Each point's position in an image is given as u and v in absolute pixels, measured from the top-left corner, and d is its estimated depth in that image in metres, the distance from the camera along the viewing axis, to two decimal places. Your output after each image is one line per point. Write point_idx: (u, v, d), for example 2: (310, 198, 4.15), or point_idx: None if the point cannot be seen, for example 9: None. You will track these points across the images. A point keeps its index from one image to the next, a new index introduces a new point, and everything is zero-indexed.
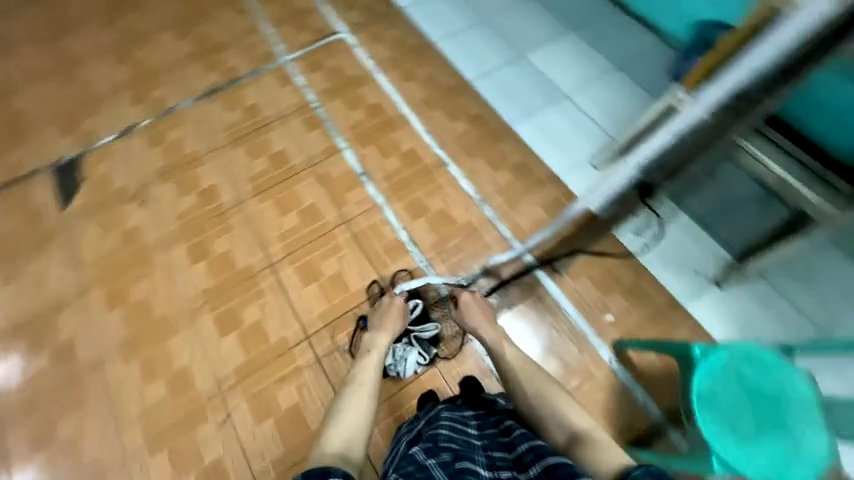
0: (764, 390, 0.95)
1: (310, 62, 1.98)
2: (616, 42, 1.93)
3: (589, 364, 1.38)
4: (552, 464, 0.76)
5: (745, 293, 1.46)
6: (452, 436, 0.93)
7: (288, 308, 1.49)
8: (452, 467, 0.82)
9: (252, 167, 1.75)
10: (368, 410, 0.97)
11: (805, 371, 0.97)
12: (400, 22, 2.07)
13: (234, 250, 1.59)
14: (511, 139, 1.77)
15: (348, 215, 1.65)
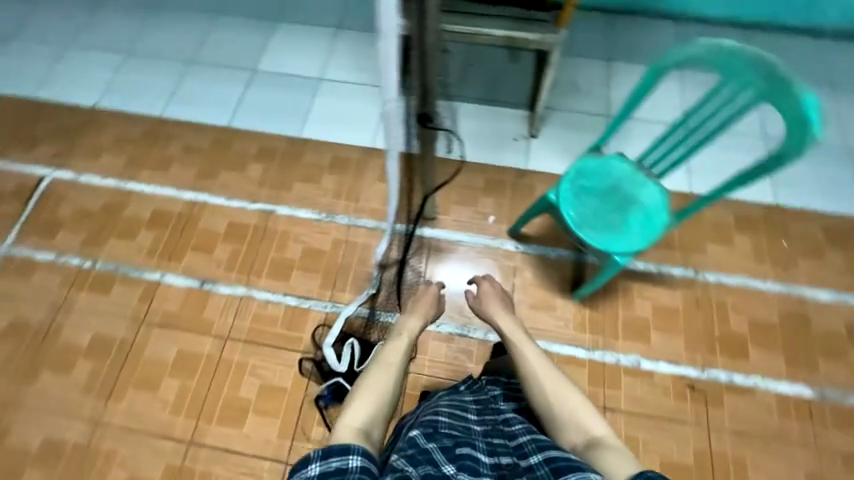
0: (601, 189, 1.16)
1: (47, 220, 1.58)
2: (321, 8, 1.94)
3: (517, 281, 1.48)
4: (556, 460, 0.79)
5: (551, 128, 1.73)
6: (452, 422, 0.94)
7: (252, 449, 1.28)
8: (453, 454, 0.83)
9: (89, 368, 1.38)
10: (387, 393, 0.97)
11: (620, 155, 1.20)
12: (127, 115, 1.76)
13: (143, 460, 1.27)
14: (321, 151, 1.69)
15: (223, 331, 1.42)
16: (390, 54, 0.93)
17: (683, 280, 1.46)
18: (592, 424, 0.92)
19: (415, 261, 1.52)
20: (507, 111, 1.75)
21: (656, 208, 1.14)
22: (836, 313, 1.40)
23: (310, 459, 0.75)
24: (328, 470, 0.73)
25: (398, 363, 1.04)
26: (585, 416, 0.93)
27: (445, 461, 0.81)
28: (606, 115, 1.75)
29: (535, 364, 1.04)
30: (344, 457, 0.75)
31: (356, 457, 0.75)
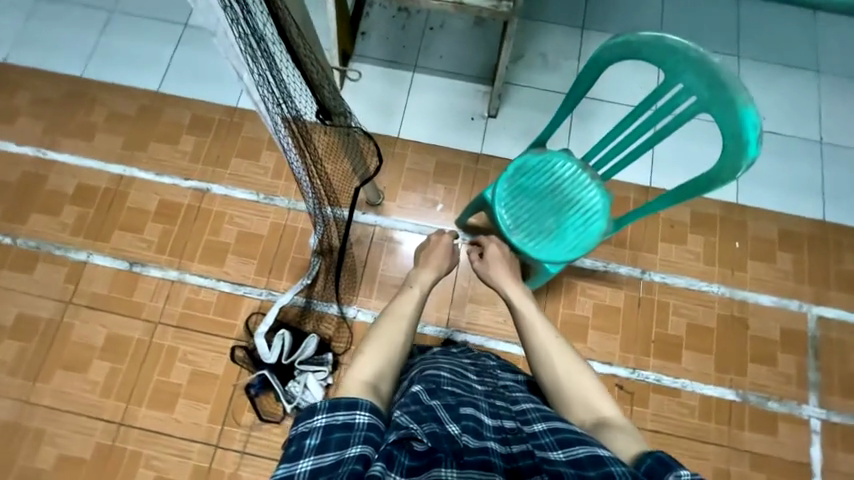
0: (540, 188, 1.10)
1: None
2: None
3: (460, 273, 1.44)
4: (562, 432, 0.70)
5: (512, 106, 1.59)
6: (452, 380, 0.84)
7: (183, 431, 1.28)
8: (456, 413, 0.72)
9: (13, 348, 1.35)
10: (396, 348, 0.89)
11: (566, 152, 1.10)
12: (46, 73, 1.59)
13: (73, 436, 1.28)
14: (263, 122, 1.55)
15: (153, 315, 1.38)
16: (232, 50, 0.81)
17: (628, 277, 1.43)
18: (600, 403, 0.79)
19: (356, 249, 1.45)
20: (466, 86, 1.61)
21: (597, 213, 1.08)
22: (774, 319, 1.40)
23: (312, 411, 0.68)
24: (333, 424, 0.67)
25: (409, 318, 0.97)
26: (589, 394, 0.81)
27: (449, 419, 0.70)
28: None
29: (541, 334, 0.90)
30: (351, 411, 0.68)
31: (364, 412, 0.68)
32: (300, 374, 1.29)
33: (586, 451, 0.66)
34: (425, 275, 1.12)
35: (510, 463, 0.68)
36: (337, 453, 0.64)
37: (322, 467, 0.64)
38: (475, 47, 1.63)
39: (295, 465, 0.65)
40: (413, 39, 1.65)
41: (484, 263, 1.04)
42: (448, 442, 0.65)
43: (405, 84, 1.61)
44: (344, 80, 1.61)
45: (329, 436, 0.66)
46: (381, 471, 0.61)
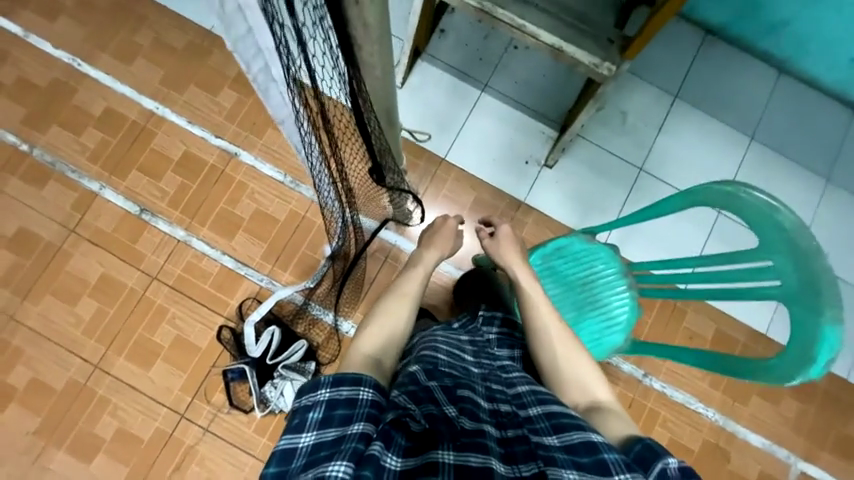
0: (571, 278, 1.05)
1: None
2: None
3: None
4: (558, 417, 0.64)
5: (572, 161, 1.47)
6: (449, 361, 0.76)
7: (154, 391, 1.29)
8: (452, 394, 0.66)
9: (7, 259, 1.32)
10: (404, 320, 0.83)
11: (613, 249, 1.05)
12: None
13: (48, 364, 1.29)
14: None
15: (151, 269, 1.34)
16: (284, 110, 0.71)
17: (630, 377, 1.38)
18: (594, 389, 0.77)
19: (368, 263, 1.39)
20: (532, 124, 1.48)
21: (616, 327, 1.02)
22: (758, 461, 1.37)
23: (317, 384, 0.60)
24: (336, 399, 0.58)
25: (416, 288, 0.90)
26: (586, 380, 0.78)
27: (445, 400, 0.64)
28: (639, 167, 1.48)
29: (545, 315, 0.86)
30: (355, 387, 0.59)
31: (367, 389, 0.59)
32: (278, 375, 1.28)
33: (582, 437, 0.60)
34: (434, 250, 1.05)
35: (507, 448, 0.60)
36: (339, 430, 0.56)
37: (323, 444, 0.55)
38: (556, 85, 1.48)
39: (297, 439, 0.57)
40: (492, 54, 1.49)
41: (495, 242, 1.04)
42: (444, 425, 0.58)
43: (470, 102, 1.48)
44: (408, 79, 1.47)
45: (333, 413, 0.57)
46: (380, 451, 0.53)
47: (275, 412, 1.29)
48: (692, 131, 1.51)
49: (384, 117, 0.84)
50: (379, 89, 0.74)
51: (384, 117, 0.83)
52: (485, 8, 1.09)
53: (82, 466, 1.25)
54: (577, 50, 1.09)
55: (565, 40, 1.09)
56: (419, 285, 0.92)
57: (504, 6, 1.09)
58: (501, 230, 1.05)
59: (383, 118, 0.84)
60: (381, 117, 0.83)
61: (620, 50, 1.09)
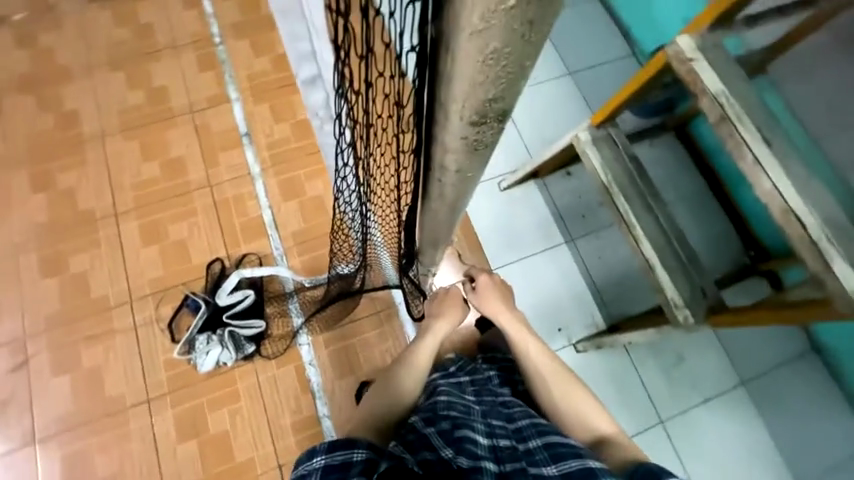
0: None
1: None
2: (578, 46, 1.67)
3: None
4: (556, 446, 0.65)
5: (599, 361, 1.36)
6: (448, 400, 0.74)
7: (135, 267, 1.39)
8: (451, 434, 0.64)
9: (136, 100, 1.55)
10: (406, 386, 0.84)
11: None
12: None
13: (91, 188, 1.45)
14: None
15: (213, 179, 1.48)
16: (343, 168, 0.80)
17: None
18: (594, 417, 0.80)
19: (364, 302, 1.38)
20: (586, 302, 1.41)
21: None
22: None
23: (311, 454, 0.58)
24: (332, 465, 0.58)
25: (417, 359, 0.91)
26: (584, 409, 0.82)
27: (442, 444, 0.63)
28: (658, 419, 1.31)
29: (540, 365, 0.90)
30: (347, 452, 0.59)
31: (360, 451, 0.59)
32: (215, 335, 1.27)
33: (579, 463, 0.61)
34: (446, 320, 1.02)
35: None
36: None
37: None
38: (633, 289, 1.42)
39: None
40: (596, 221, 1.48)
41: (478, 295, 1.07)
42: (440, 467, 0.59)
43: (549, 244, 1.46)
44: (512, 188, 1.51)
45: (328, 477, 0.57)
46: None
47: (191, 365, 1.29)
48: (736, 431, 1.31)
49: (430, 239, 0.79)
50: (436, 221, 0.70)
51: (435, 241, 0.80)
52: (610, 189, 1.08)
53: (41, 276, 1.37)
54: (666, 280, 1.02)
55: (662, 264, 1.03)
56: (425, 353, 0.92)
57: (628, 199, 1.07)
58: (481, 279, 1.08)
59: (428, 240, 0.80)
60: (427, 237, 0.78)
61: (707, 311, 1.00)
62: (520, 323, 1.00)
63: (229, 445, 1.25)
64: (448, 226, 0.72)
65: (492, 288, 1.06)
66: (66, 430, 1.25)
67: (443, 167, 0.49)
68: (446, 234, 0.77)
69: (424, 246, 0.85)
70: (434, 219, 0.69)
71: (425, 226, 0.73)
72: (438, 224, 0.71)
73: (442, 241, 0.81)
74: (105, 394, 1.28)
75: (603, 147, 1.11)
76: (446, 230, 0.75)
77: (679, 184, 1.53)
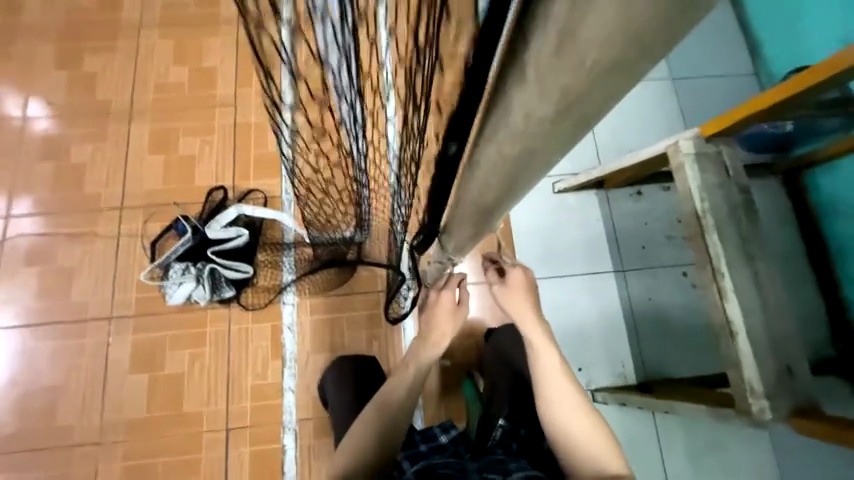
0: None
1: None
2: (690, 49, 1.39)
3: None
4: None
5: (617, 420, 1.12)
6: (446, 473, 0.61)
7: (135, 172, 1.26)
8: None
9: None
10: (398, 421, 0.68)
11: None
12: None
13: (113, 78, 1.33)
14: None
15: (239, 99, 1.32)
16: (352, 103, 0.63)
17: None
18: (602, 457, 0.61)
19: (365, 278, 1.20)
20: (620, 347, 1.17)
21: None
22: None
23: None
24: None
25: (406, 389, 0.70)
26: (594, 449, 0.62)
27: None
28: None
29: (553, 392, 0.67)
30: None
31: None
32: (193, 268, 1.11)
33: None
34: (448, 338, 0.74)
35: None
36: None
37: None
38: (679, 346, 1.18)
39: None
40: (655, 257, 1.23)
41: (503, 287, 0.71)
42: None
43: (593, 268, 1.22)
44: (566, 193, 1.27)
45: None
46: None
47: (162, 292, 1.16)
48: None
49: (468, 208, 0.50)
50: (492, 173, 0.41)
51: (475, 211, 0.50)
52: (703, 221, 0.83)
53: (39, 157, 1.27)
54: (748, 354, 0.77)
55: (747, 334, 0.78)
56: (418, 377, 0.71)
57: (723, 239, 0.82)
58: (511, 273, 0.72)
59: (466, 207, 0.51)
60: (462, 200, 0.50)
61: (792, 409, 0.75)
62: (546, 337, 0.70)
63: (181, 391, 1.12)
64: (508, 192, 0.44)
65: (518, 287, 0.71)
66: (20, 325, 1.16)
67: (559, 57, 0.25)
68: (503, 201, 0.47)
69: (456, 218, 0.56)
70: (486, 173, 0.41)
71: (470, 182, 0.45)
72: (489, 181, 0.42)
73: (491, 216, 0.52)
74: (71, 298, 1.17)
75: (707, 167, 0.85)
76: (498, 199, 0.46)
77: (774, 240, 1.24)
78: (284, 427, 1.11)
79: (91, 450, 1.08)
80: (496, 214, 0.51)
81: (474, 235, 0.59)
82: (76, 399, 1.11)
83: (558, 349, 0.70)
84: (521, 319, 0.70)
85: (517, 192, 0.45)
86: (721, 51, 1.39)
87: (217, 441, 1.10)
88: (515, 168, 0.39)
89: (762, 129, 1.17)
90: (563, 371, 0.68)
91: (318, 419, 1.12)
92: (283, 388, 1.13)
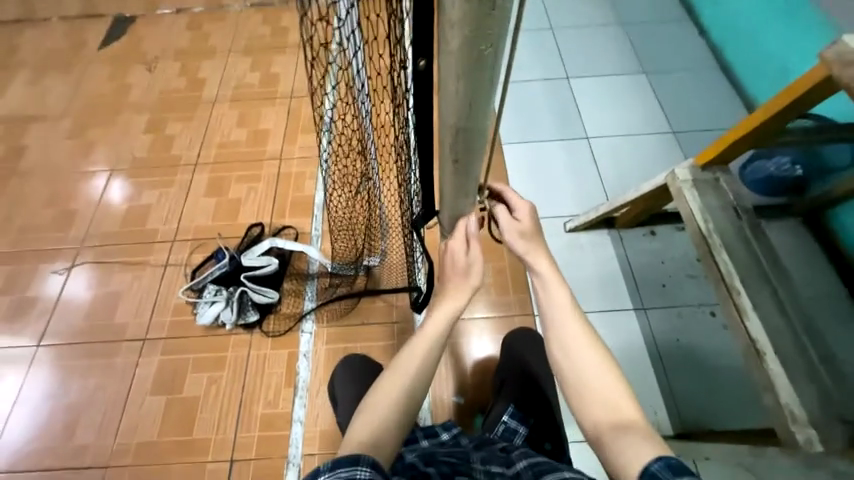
0: None
1: None
2: (687, 110, 1.54)
3: None
4: (539, 464, 0.53)
5: None
6: (448, 461, 0.58)
7: (189, 211, 1.45)
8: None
9: (249, 79, 1.76)
10: (416, 402, 0.55)
11: None
12: None
13: (185, 139, 1.62)
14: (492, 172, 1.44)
15: (284, 153, 1.55)
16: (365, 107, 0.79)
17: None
18: (617, 402, 0.53)
19: (383, 307, 1.24)
20: (650, 390, 1.08)
21: None
22: None
23: (314, 474, 0.44)
24: None
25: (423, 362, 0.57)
26: (609, 395, 0.54)
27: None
28: None
29: (565, 333, 0.58)
30: (352, 469, 0.44)
31: (364, 469, 0.44)
32: (225, 290, 1.21)
33: (555, 475, 0.49)
34: (462, 297, 0.62)
35: None
36: None
37: None
38: (717, 391, 1.07)
39: None
40: (678, 295, 1.20)
41: (514, 223, 0.65)
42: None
43: (612, 304, 1.20)
44: (578, 232, 1.31)
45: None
46: None
47: (194, 312, 1.25)
48: None
49: (447, 135, 0.51)
50: (450, 73, 0.44)
51: (454, 138, 0.50)
52: (710, 240, 0.85)
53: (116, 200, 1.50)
54: (781, 375, 0.72)
55: (775, 353, 0.74)
56: (436, 350, 0.58)
57: (732, 257, 0.83)
58: (520, 212, 0.66)
59: (445, 138, 0.51)
60: (441, 130, 0.51)
61: None
62: (554, 271, 0.63)
63: (192, 415, 1.13)
64: (474, 102, 0.45)
65: (531, 223, 0.65)
66: (63, 343, 1.25)
67: None
68: (474, 120, 0.48)
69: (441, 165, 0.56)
70: (451, 80, 0.44)
71: (442, 98, 0.47)
72: (453, 89, 0.45)
73: (472, 143, 0.51)
74: (113, 320, 1.28)
75: (706, 191, 0.90)
76: (466, 115, 0.47)
77: (809, 281, 1.16)
78: (289, 460, 1.06)
79: (97, 473, 1.07)
80: (475, 140, 0.50)
81: (459, 185, 0.57)
82: (96, 418, 1.14)
83: (564, 284, 0.62)
84: (531, 254, 0.64)
85: (482, 106, 0.46)
86: (715, 111, 1.53)
87: (220, 472, 1.06)
88: (470, 61, 0.41)
89: (768, 172, 1.21)
90: (573, 309, 0.60)
91: (324, 454, 1.06)
92: (293, 416, 1.11)
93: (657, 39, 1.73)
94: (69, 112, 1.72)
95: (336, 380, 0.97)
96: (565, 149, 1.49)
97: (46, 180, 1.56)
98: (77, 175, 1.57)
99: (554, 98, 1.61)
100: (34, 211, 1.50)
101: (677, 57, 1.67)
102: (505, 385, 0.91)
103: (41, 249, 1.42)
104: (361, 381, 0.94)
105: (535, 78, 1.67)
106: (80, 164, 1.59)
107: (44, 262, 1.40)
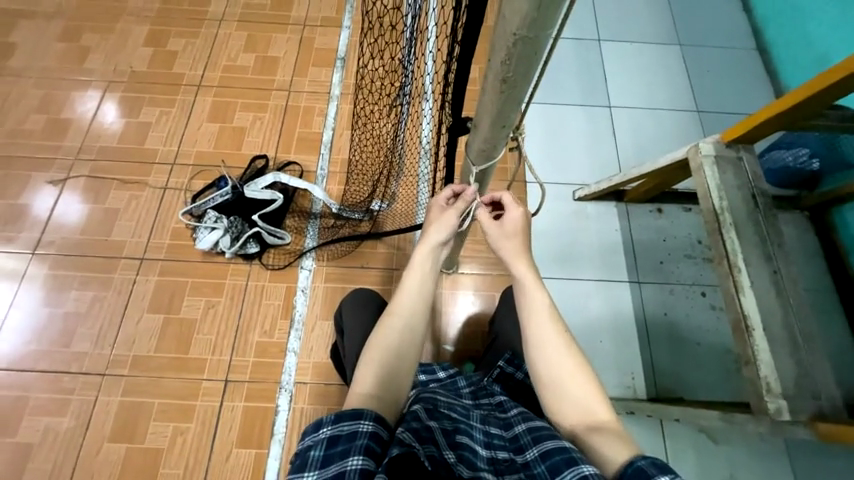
0: None
1: None
2: (717, 89, 1.49)
3: None
4: (539, 430, 0.51)
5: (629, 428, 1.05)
6: (449, 404, 0.58)
7: (192, 135, 1.40)
8: (450, 438, 0.51)
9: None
10: (411, 349, 0.58)
11: None
12: None
13: (190, 57, 1.52)
14: None
15: (294, 84, 1.48)
16: None
17: None
18: (588, 404, 0.54)
19: (384, 252, 1.25)
20: (633, 356, 1.14)
21: None
22: None
23: (316, 425, 0.45)
24: (337, 438, 0.45)
25: (414, 312, 0.60)
26: (586, 397, 0.54)
27: (445, 446, 0.49)
28: None
29: (548, 343, 0.58)
30: (354, 423, 0.46)
31: (367, 423, 0.46)
32: (225, 219, 1.20)
33: (554, 442, 0.48)
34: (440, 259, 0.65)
35: None
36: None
37: None
38: (695, 365, 1.13)
39: None
40: (673, 273, 1.22)
41: (498, 230, 0.67)
42: (444, 473, 0.46)
43: (609, 274, 1.22)
44: (586, 201, 1.31)
45: (333, 451, 0.44)
46: None
47: (193, 237, 1.25)
48: None
49: (504, 45, 0.47)
50: None
51: (512, 48, 0.47)
52: (721, 218, 0.85)
53: (113, 114, 1.43)
54: (765, 352, 0.76)
55: (764, 330, 0.77)
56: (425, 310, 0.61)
57: (740, 237, 0.84)
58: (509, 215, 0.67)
59: (502, 47, 0.48)
60: (500, 37, 0.47)
61: (815, 414, 0.72)
62: (534, 277, 0.63)
63: (189, 336, 1.15)
64: (544, 8, 0.41)
65: (516, 229, 0.67)
66: (59, 254, 1.24)
67: None
68: (537, 29, 0.43)
69: (487, 80, 0.54)
70: None
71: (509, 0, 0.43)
72: None
73: (528, 56, 0.47)
74: (110, 237, 1.26)
75: (726, 168, 0.89)
76: (530, 23, 0.43)
77: (801, 271, 1.19)
78: (282, 383, 1.11)
79: (94, 379, 1.11)
80: (531, 54, 0.47)
81: (501, 108, 0.55)
82: (93, 328, 1.16)
83: (544, 289, 0.62)
84: (511, 259, 0.64)
85: (550, 14, 0.42)
86: (745, 93, 1.48)
87: (214, 391, 1.10)
88: None
89: (785, 162, 1.17)
90: (553, 317, 0.60)
91: (316, 384, 1.11)
92: (288, 344, 1.15)
93: (699, 8, 1.63)
94: (62, 12, 1.59)
95: (341, 308, 0.99)
96: (585, 116, 1.44)
97: (36, 84, 1.46)
98: (70, 83, 1.47)
99: (582, 59, 1.53)
100: (24, 115, 1.42)
101: (717, 30, 1.59)
102: (505, 337, 0.92)
103: (34, 156, 1.36)
104: (361, 313, 0.96)
105: (565, 34, 1.58)
106: (74, 71, 1.49)
107: (37, 171, 1.35)
